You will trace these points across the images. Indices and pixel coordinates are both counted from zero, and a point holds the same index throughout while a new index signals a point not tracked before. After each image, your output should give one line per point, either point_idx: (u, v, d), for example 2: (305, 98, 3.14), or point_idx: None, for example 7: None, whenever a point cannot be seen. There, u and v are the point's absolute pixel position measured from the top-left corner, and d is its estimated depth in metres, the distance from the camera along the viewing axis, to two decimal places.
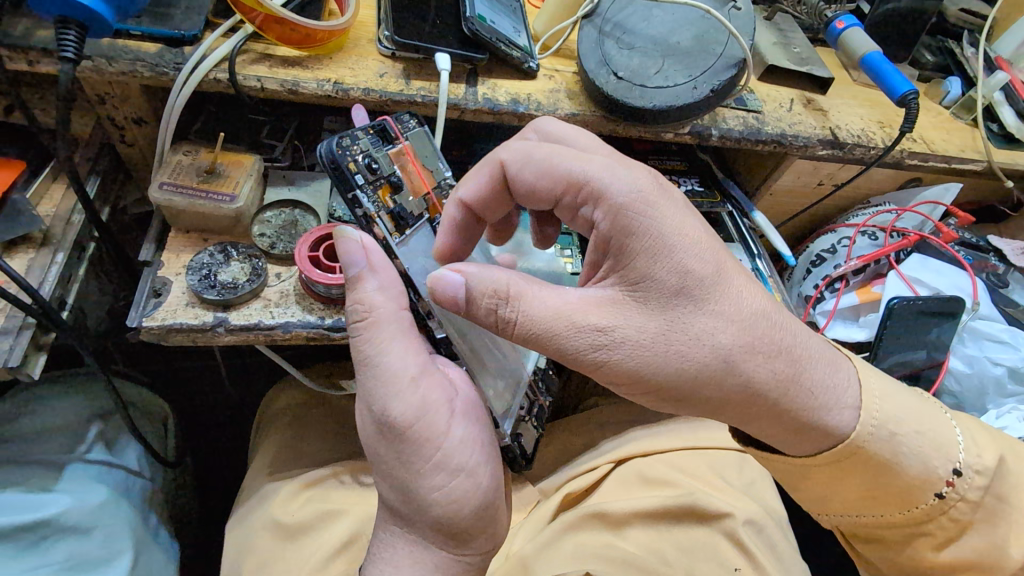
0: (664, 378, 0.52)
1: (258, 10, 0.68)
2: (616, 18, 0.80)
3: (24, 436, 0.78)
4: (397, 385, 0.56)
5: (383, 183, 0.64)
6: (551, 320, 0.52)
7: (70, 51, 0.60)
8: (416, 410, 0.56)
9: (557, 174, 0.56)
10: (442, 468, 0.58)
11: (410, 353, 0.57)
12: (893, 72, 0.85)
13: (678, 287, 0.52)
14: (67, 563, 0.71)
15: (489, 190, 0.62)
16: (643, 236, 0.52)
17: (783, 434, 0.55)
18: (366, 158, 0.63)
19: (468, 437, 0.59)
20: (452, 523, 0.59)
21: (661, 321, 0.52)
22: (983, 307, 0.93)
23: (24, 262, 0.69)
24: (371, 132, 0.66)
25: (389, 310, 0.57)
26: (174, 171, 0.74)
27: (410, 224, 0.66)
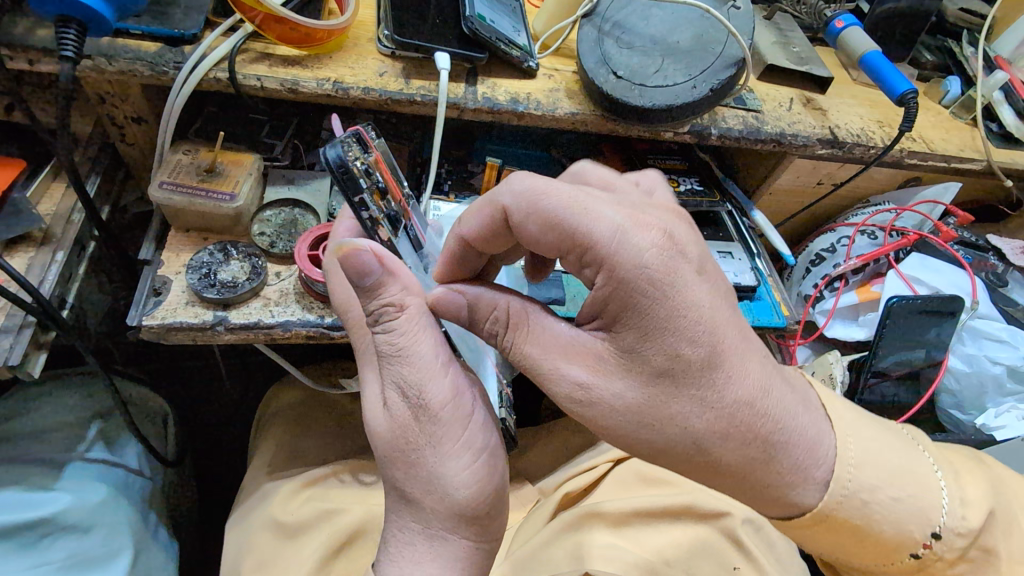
0: (632, 441, 0.51)
1: (258, 9, 0.68)
2: (616, 17, 0.80)
3: (26, 434, 0.78)
4: (428, 370, 0.54)
5: (376, 188, 0.61)
6: (541, 359, 0.53)
7: (71, 51, 0.60)
8: (451, 392, 0.54)
9: (563, 230, 0.49)
10: (471, 447, 0.55)
11: (439, 339, 0.55)
12: (892, 72, 0.85)
13: (665, 368, 0.49)
14: (67, 562, 0.72)
15: (491, 232, 0.54)
16: (643, 313, 0.48)
17: (750, 504, 0.54)
18: (363, 165, 0.60)
19: (491, 420, 0.58)
20: (476, 506, 0.55)
21: (639, 392, 0.50)
22: (982, 305, 0.94)
23: (24, 261, 0.69)
24: (353, 138, 0.60)
25: (417, 299, 0.55)
26: (174, 170, 0.74)
27: (400, 227, 0.65)
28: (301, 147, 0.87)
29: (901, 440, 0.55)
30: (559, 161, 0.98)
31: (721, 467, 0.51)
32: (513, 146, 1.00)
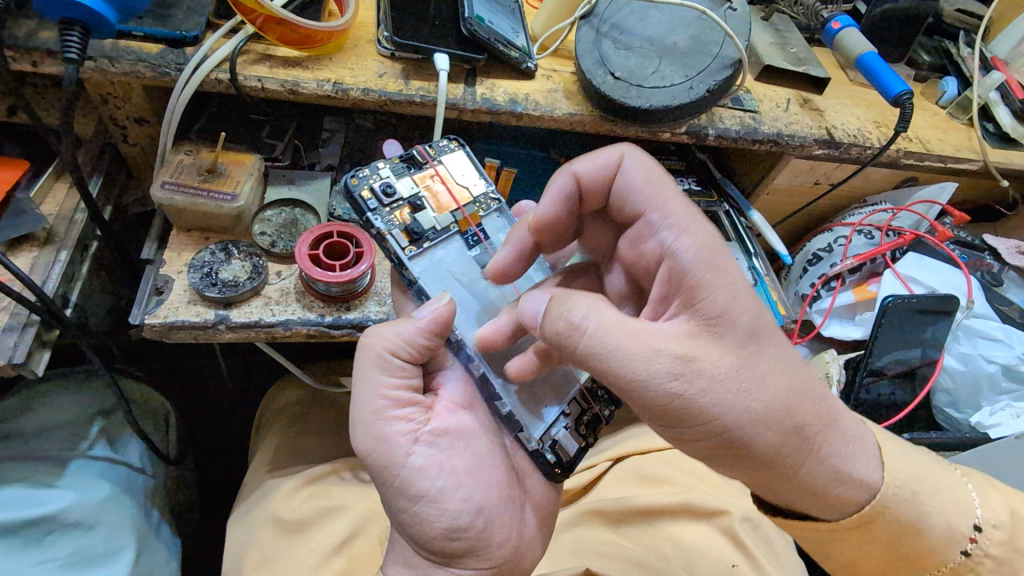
0: (732, 420, 0.50)
1: (258, 11, 0.69)
2: (613, 18, 0.81)
3: (29, 431, 0.79)
4: (365, 413, 0.59)
5: (403, 205, 0.66)
6: (633, 338, 0.50)
7: (74, 52, 0.61)
8: (373, 441, 0.57)
9: (654, 189, 0.60)
10: (403, 493, 0.57)
11: (378, 387, 0.59)
12: (887, 73, 0.86)
13: (753, 329, 0.52)
14: (71, 558, 0.72)
15: (601, 182, 0.63)
16: (732, 272, 0.54)
17: (810, 501, 0.54)
18: (383, 185, 0.66)
19: (430, 465, 0.57)
20: (429, 542, 0.58)
21: (736, 356, 0.51)
22: (977, 305, 0.95)
23: (28, 260, 0.70)
24: (397, 160, 0.68)
25: (376, 344, 0.59)
26: (177, 170, 0.74)
27: (429, 237, 0.66)
28: (301, 147, 0.87)
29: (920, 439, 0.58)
30: (558, 161, 0.99)
31: (797, 436, 0.51)
32: (510, 146, 1.00)
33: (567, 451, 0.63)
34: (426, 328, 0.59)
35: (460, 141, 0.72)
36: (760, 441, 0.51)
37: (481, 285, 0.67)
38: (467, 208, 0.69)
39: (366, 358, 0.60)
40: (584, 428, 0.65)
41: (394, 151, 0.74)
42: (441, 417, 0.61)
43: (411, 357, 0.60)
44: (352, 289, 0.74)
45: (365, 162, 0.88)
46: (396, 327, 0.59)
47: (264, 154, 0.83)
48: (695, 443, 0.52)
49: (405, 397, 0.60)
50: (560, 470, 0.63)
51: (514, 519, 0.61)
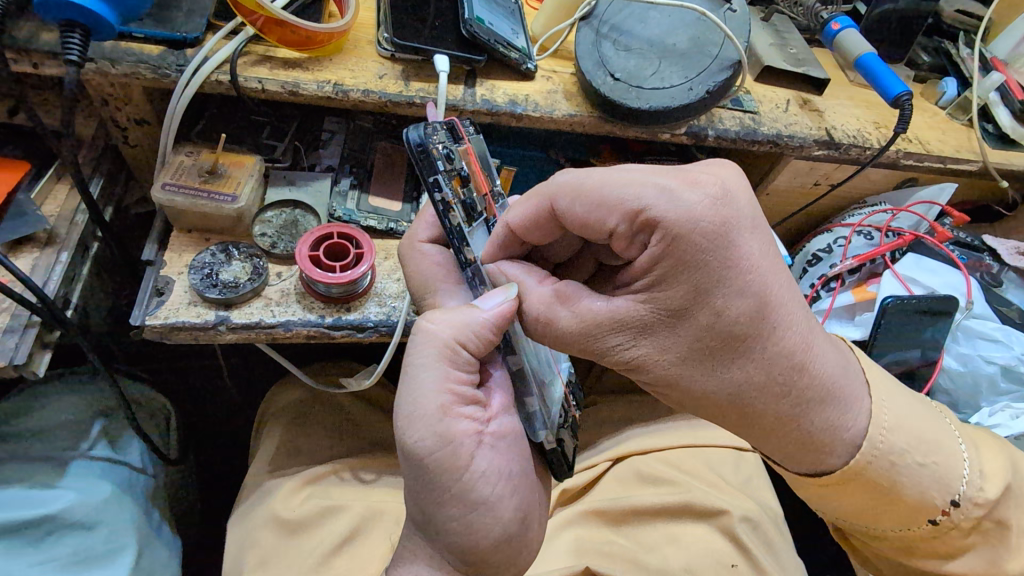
0: (681, 396, 0.55)
1: (259, 13, 0.69)
2: (613, 19, 0.81)
3: (29, 431, 0.79)
4: (424, 411, 0.55)
5: (459, 175, 0.63)
6: (573, 336, 0.55)
7: (75, 54, 0.61)
8: (438, 440, 0.54)
9: (609, 199, 0.52)
10: (460, 499, 0.55)
11: (440, 382, 0.56)
12: (887, 73, 0.86)
13: (710, 322, 0.51)
14: (72, 558, 0.72)
15: (537, 224, 0.57)
16: (691, 269, 0.50)
17: (784, 458, 0.58)
18: (446, 149, 0.63)
19: (492, 470, 0.56)
20: (474, 554, 0.56)
21: (687, 346, 0.52)
22: (976, 306, 0.94)
23: (30, 261, 0.70)
24: (442, 127, 0.64)
25: (445, 334, 0.57)
26: (177, 172, 0.75)
27: (479, 217, 0.65)
28: (302, 148, 0.87)
29: (929, 410, 0.60)
30: (558, 161, 0.98)
31: (763, 422, 0.55)
32: (510, 145, 1.00)
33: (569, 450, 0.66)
34: (497, 321, 0.58)
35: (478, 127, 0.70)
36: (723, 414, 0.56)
37: None
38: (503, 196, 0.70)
39: (432, 346, 0.57)
40: (570, 429, 0.66)
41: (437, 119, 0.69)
42: (496, 417, 0.60)
43: (478, 351, 0.58)
44: (352, 289, 0.74)
45: (364, 163, 0.87)
46: (466, 316, 0.57)
47: (264, 155, 0.83)
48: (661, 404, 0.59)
49: (470, 393, 0.58)
50: (566, 469, 0.65)
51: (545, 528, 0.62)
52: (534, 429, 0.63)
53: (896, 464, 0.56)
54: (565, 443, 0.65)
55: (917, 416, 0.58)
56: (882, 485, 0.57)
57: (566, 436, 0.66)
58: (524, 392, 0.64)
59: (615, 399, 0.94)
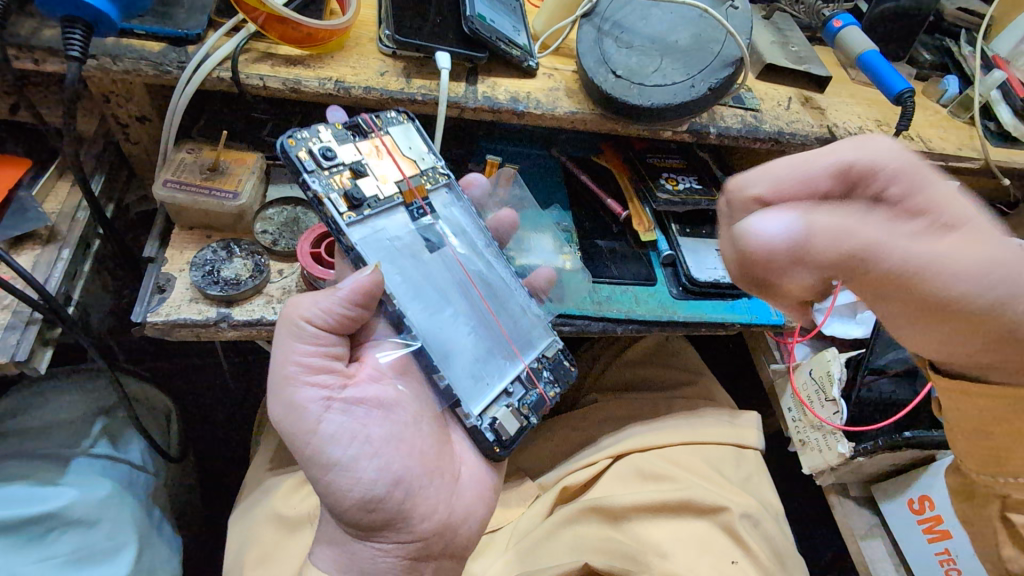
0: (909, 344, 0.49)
1: (261, 10, 0.69)
2: (615, 16, 0.81)
3: (32, 429, 0.79)
4: (275, 383, 0.59)
5: (344, 170, 0.64)
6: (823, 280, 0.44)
7: (77, 51, 0.61)
8: (282, 408, 0.58)
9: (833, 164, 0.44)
10: (315, 463, 0.57)
11: (289, 357, 0.59)
12: (890, 71, 0.86)
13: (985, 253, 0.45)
14: (73, 555, 0.72)
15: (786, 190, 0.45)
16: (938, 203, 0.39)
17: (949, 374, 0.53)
18: (323, 148, 0.63)
19: (342, 433, 0.58)
20: (345, 515, 0.58)
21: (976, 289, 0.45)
22: None
23: (31, 258, 0.70)
24: (340, 127, 0.66)
25: (294, 313, 0.59)
26: (178, 169, 0.74)
27: (369, 204, 0.64)
28: None
29: None
30: (559, 159, 0.99)
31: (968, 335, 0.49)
32: (512, 143, 1.00)
33: (507, 429, 0.64)
34: (344, 296, 0.58)
35: (410, 117, 0.71)
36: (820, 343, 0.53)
37: (426, 260, 0.66)
38: (414, 179, 0.69)
39: (280, 324, 0.60)
40: (527, 409, 0.66)
41: (339, 118, 0.67)
42: (359, 385, 0.62)
43: (326, 325, 0.60)
44: None
45: None
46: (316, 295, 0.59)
47: (266, 153, 0.83)
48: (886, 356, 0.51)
49: (319, 363, 0.60)
50: (500, 449, 0.65)
51: (437, 490, 0.62)
52: (448, 397, 0.63)
53: None
54: (501, 420, 0.64)
55: None
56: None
57: (507, 415, 0.64)
58: (429, 369, 0.63)
59: (615, 396, 0.94)
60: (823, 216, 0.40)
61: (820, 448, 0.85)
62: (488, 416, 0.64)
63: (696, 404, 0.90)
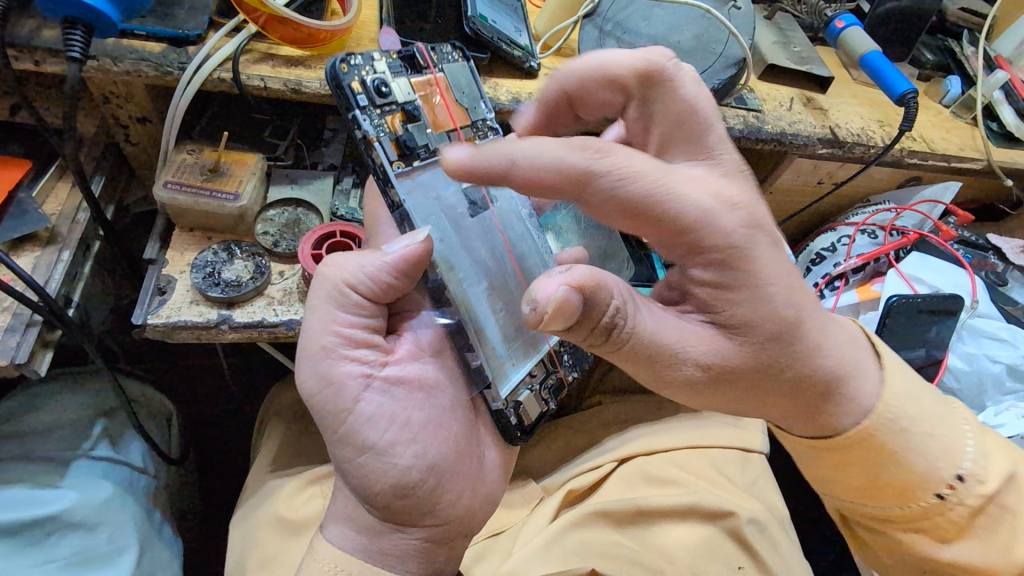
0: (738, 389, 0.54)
1: (262, 10, 0.68)
2: (617, 17, 0.81)
3: (32, 431, 0.79)
4: (310, 351, 0.58)
5: (395, 110, 0.60)
6: (654, 343, 0.52)
7: (77, 51, 0.61)
8: (320, 381, 0.57)
9: (659, 215, 0.51)
10: (348, 443, 0.57)
11: (329, 326, 0.58)
12: (893, 72, 0.86)
13: (774, 333, 0.52)
14: (73, 558, 0.72)
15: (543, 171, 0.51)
16: (737, 289, 0.51)
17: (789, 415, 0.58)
18: (375, 80, 0.59)
19: (380, 414, 0.57)
20: (375, 498, 0.57)
21: (751, 358, 0.53)
22: (981, 305, 0.94)
23: (31, 260, 0.69)
24: (393, 56, 0.62)
25: (337, 278, 0.59)
26: (179, 170, 0.74)
27: (421, 155, 0.61)
28: (304, 147, 0.87)
29: (938, 399, 0.60)
30: None
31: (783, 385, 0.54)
32: None
33: (530, 415, 0.67)
34: (393, 264, 0.57)
35: (463, 54, 0.68)
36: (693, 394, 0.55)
37: (467, 225, 0.63)
38: (465, 132, 0.65)
39: (323, 288, 0.59)
40: (548, 393, 0.68)
41: (391, 41, 0.72)
42: (399, 363, 0.62)
43: (369, 294, 0.59)
44: None
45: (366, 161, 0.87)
46: (362, 260, 0.58)
47: (267, 154, 0.82)
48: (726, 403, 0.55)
49: (359, 336, 0.60)
50: (520, 431, 0.67)
51: (468, 476, 0.62)
52: (483, 378, 0.63)
53: (905, 429, 0.57)
54: (525, 406, 0.66)
55: (924, 398, 0.59)
56: (890, 450, 0.57)
57: (531, 400, 0.66)
58: (467, 348, 0.62)
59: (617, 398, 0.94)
60: (609, 276, 0.51)
61: None
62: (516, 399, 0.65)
63: None
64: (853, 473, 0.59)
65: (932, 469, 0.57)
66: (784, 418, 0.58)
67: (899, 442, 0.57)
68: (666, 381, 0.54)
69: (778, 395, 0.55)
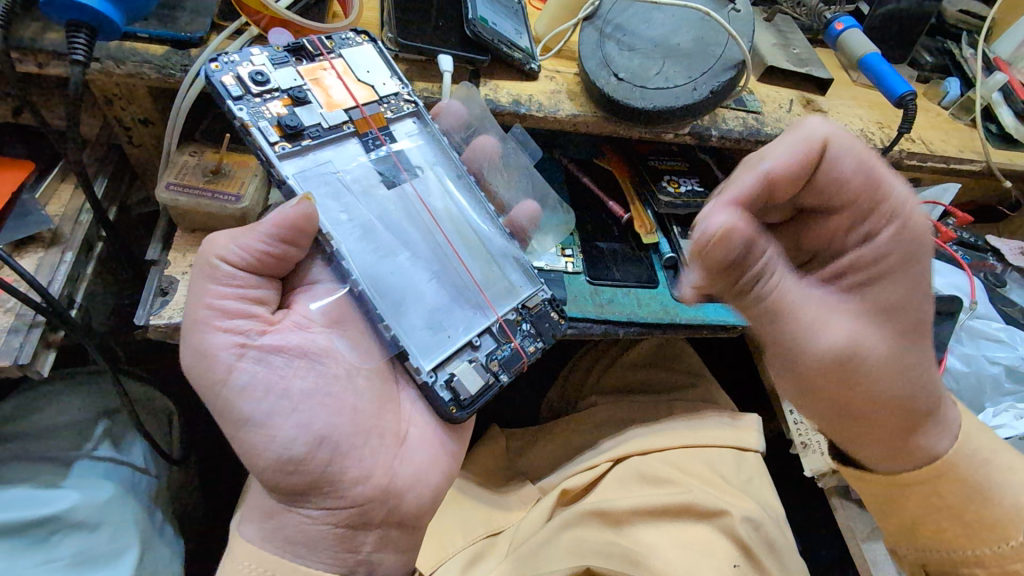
0: (867, 382, 0.51)
1: (264, 13, 0.70)
2: (617, 19, 0.81)
3: (35, 432, 0.79)
4: (187, 327, 0.59)
5: (279, 96, 0.66)
6: (802, 300, 0.51)
7: (80, 54, 0.61)
8: (194, 355, 0.58)
9: (871, 175, 0.50)
10: (230, 418, 0.58)
11: (204, 298, 0.59)
12: (891, 73, 0.86)
13: (915, 325, 0.52)
14: (75, 558, 0.72)
15: (801, 167, 0.51)
16: (915, 267, 0.51)
17: (871, 460, 0.56)
18: (253, 72, 0.66)
19: (252, 385, 0.58)
20: (268, 477, 0.59)
21: (899, 344, 0.52)
22: (981, 306, 0.94)
23: (34, 261, 0.70)
24: (280, 48, 0.68)
25: (212, 250, 0.60)
26: (181, 171, 0.74)
27: (307, 135, 0.66)
28: None
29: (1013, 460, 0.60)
30: (562, 161, 0.98)
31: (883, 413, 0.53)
32: None
33: (465, 388, 0.65)
34: (262, 232, 0.58)
35: (366, 35, 0.73)
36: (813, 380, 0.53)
37: (379, 193, 0.69)
38: (368, 108, 0.71)
39: (198, 263, 0.60)
40: (497, 365, 0.68)
41: (283, 41, 0.70)
42: (279, 332, 0.61)
43: (243, 264, 0.60)
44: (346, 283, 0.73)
45: None
46: (236, 232, 0.59)
47: None
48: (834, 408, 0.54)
49: (238, 308, 0.60)
50: (455, 409, 0.65)
51: (370, 451, 0.62)
52: (387, 343, 0.64)
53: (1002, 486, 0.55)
54: (457, 378, 0.65)
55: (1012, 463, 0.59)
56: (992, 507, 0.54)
57: (466, 369, 0.66)
58: (375, 316, 0.64)
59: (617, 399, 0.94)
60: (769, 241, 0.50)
61: (821, 451, 0.85)
62: (438, 373, 0.65)
63: (698, 406, 0.90)
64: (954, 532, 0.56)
65: None
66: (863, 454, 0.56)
67: (978, 474, 0.54)
68: (814, 366, 0.52)
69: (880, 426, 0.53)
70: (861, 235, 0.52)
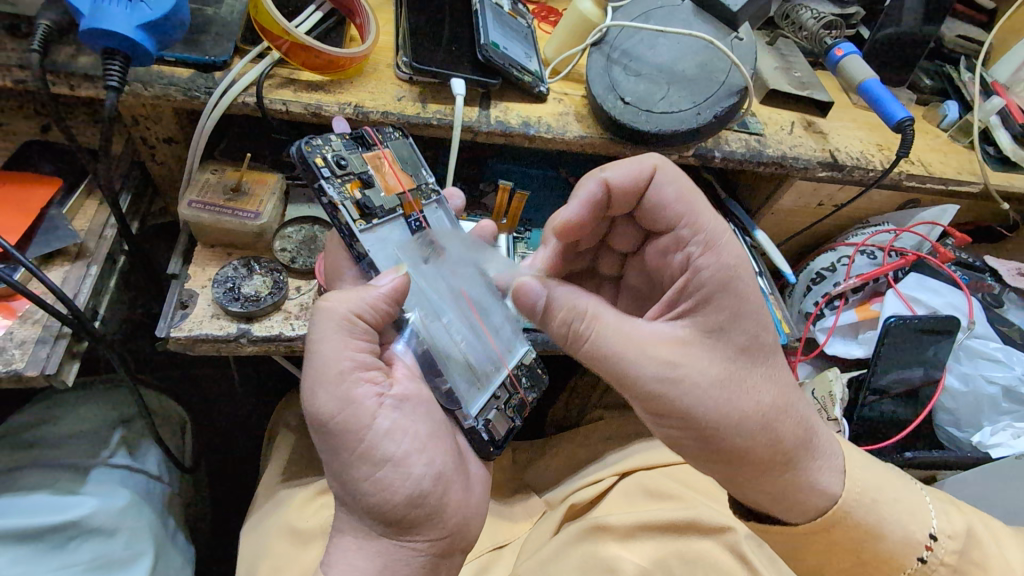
0: (714, 416, 0.58)
1: (285, 38, 0.74)
2: (623, 45, 0.84)
3: (54, 440, 0.81)
4: (326, 376, 0.57)
5: (354, 180, 0.66)
6: (620, 342, 0.59)
7: (115, 80, 0.64)
8: (340, 402, 0.56)
9: (681, 207, 0.65)
10: (369, 457, 0.56)
11: (345, 354, 0.58)
12: (889, 100, 0.89)
13: (744, 345, 0.60)
14: (92, 563, 0.74)
15: (635, 185, 0.65)
16: (729, 298, 0.60)
17: (770, 503, 0.61)
18: (335, 156, 0.65)
19: (396, 427, 0.58)
20: (393, 514, 0.57)
21: (720, 368, 0.59)
22: (978, 325, 0.96)
23: (61, 274, 0.72)
24: (348, 137, 0.68)
25: (343, 308, 0.58)
26: (202, 189, 0.77)
27: (379, 215, 0.67)
28: None
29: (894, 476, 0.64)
30: (568, 179, 1.01)
31: (750, 456, 0.59)
32: (523, 161, 1.02)
33: (499, 431, 0.68)
34: (388, 295, 0.60)
35: (404, 132, 0.75)
36: (699, 452, 0.61)
37: (423, 269, 0.68)
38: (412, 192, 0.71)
39: (330, 321, 0.59)
40: (513, 411, 0.71)
41: (343, 129, 0.71)
42: (401, 382, 0.62)
43: (375, 323, 0.60)
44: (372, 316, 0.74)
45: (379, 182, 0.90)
46: (365, 292, 0.59)
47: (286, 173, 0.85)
48: (689, 443, 0.61)
49: (372, 361, 0.60)
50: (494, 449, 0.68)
51: (467, 487, 0.64)
52: (456, 400, 0.65)
53: (876, 501, 0.60)
54: (493, 423, 0.68)
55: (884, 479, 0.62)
56: (868, 525, 0.60)
57: (502, 416, 0.69)
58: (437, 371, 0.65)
59: (620, 414, 0.96)
60: (562, 291, 0.61)
61: None
62: (481, 420, 0.67)
63: None
64: (838, 556, 0.61)
65: (910, 527, 0.60)
66: (755, 496, 0.62)
67: (869, 518, 0.60)
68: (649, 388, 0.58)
69: (761, 459, 0.59)
70: (683, 257, 0.65)
